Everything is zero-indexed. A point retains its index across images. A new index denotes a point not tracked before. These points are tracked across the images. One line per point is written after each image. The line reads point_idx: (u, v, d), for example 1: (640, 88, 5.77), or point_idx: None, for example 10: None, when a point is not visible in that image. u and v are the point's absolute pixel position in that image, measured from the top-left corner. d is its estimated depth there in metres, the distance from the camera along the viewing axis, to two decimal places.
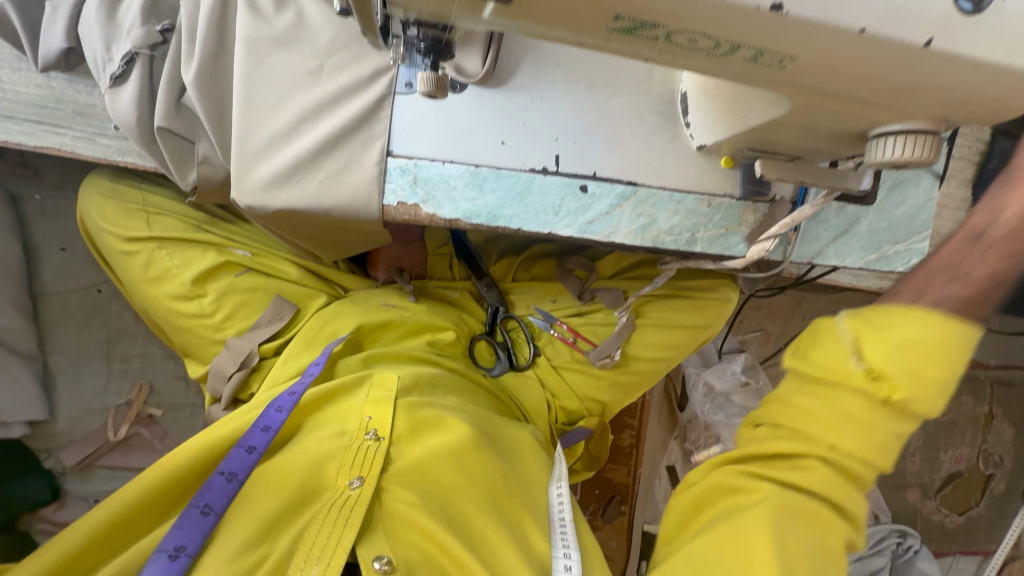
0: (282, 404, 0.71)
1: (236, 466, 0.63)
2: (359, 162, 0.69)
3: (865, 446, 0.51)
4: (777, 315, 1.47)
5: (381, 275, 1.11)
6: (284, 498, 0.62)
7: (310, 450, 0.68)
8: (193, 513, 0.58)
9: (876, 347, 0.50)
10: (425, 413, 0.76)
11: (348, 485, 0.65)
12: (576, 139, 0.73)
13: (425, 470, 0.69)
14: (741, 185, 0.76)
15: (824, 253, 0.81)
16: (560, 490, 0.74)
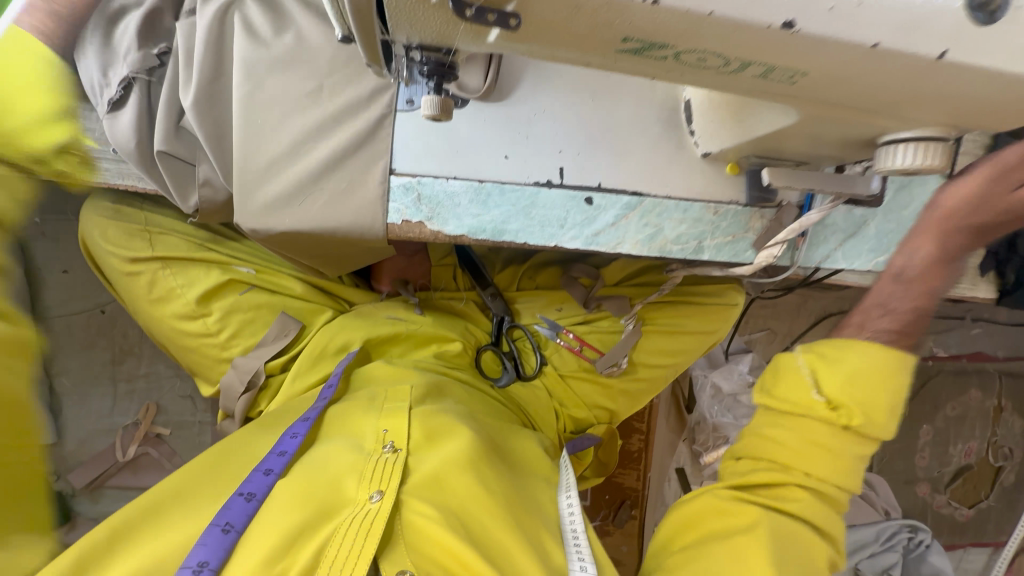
0: (297, 430, 0.74)
1: (254, 488, 0.63)
2: (363, 181, 0.69)
3: (834, 469, 0.59)
4: (782, 314, 1.47)
5: (386, 288, 1.11)
6: (305, 510, 0.61)
7: (331, 464, 0.68)
8: (214, 532, 0.57)
9: (832, 378, 0.58)
10: (438, 423, 0.77)
11: (368, 498, 0.63)
12: (580, 150, 0.72)
13: (443, 482, 0.67)
14: (747, 192, 0.76)
15: (831, 257, 0.81)
16: (571, 501, 0.73)
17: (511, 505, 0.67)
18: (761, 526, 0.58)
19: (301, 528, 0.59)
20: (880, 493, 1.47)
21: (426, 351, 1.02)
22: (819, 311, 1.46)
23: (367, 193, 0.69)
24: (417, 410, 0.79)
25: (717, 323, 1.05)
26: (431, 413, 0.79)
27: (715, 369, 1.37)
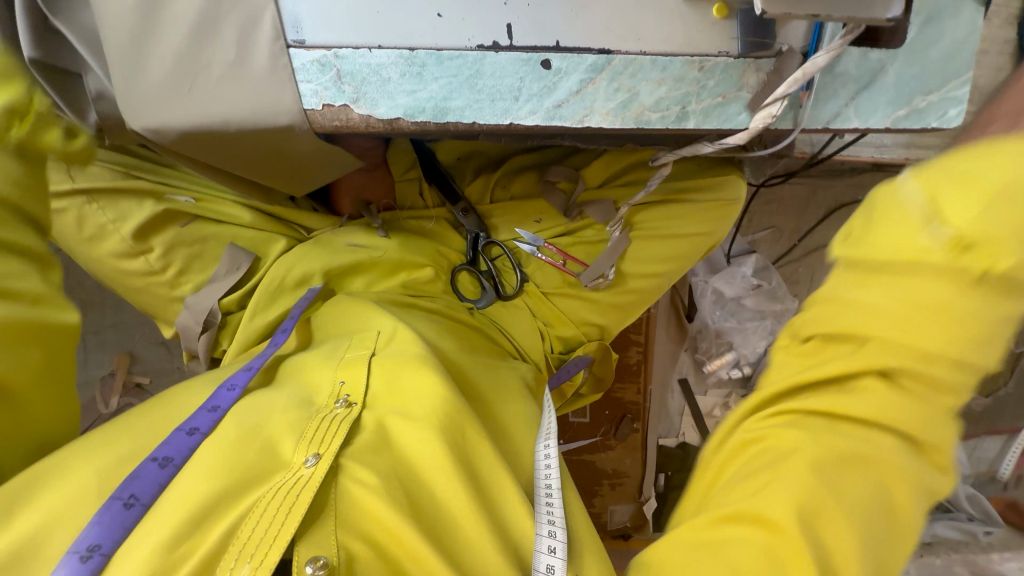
0: (234, 382, 0.67)
1: (171, 451, 0.56)
2: (250, 51, 0.57)
3: (933, 342, 0.43)
4: (789, 208, 1.35)
5: (347, 211, 1.01)
6: (228, 479, 0.54)
7: (271, 420, 0.62)
8: (113, 506, 0.50)
9: (962, 206, 0.42)
10: (402, 371, 0.72)
11: (303, 462, 0.58)
12: (530, 0, 0.59)
13: (394, 438, 0.64)
14: (738, 39, 0.63)
15: (842, 114, 0.69)
16: (549, 450, 0.69)
17: (470, 463, 0.63)
18: (819, 458, 0.44)
19: (218, 500, 0.52)
20: None
21: (394, 282, 0.94)
22: (831, 203, 1.32)
23: (266, 91, 0.59)
24: (380, 356, 0.75)
25: (717, 222, 0.97)
26: (393, 355, 0.74)
27: (716, 274, 1.30)
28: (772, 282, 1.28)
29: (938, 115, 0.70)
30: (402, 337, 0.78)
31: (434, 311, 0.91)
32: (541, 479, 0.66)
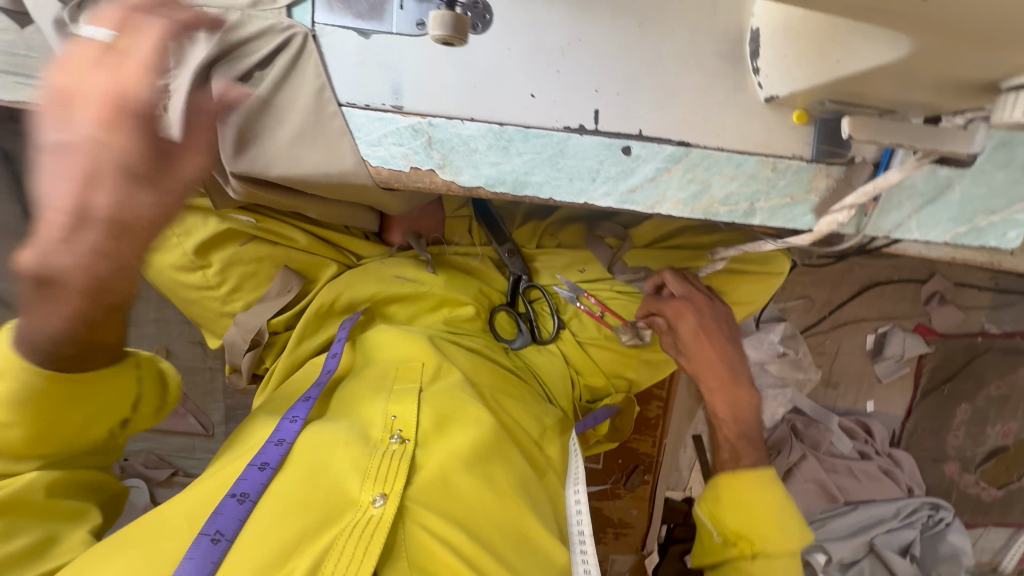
0: (297, 414, 0.73)
1: (247, 487, 0.64)
2: (320, 132, 0.61)
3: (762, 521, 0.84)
4: (824, 282, 1.37)
5: (396, 241, 1.01)
6: (308, 518, 0.62)
7: (334, 458, 0.68)
8: (204, 542, 0.58)
9: (726, 496, 0.88)
10: (446, 408, 0.77)
11: (371, 502, 0.64)
12: (619, 90, 0.61)
13: (451, 482, 0.70)
14: (813, 145, 0.64)
15: (904, 225, 0.70)
16: (578, 496, 0.84)
17: (517, 511, 0.72)
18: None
19: (302, 537, 0.61)
20: (904, 469, 1.40)
21: (436, 317, 0.97)
22: (865, 281, 1.37)
23: (338, 176, 0.63)
24: (428, 390, 0.80)
25: (756, 292, 0.98)
26: (439, 394, 0.79)
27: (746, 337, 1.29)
28: (800, 353, 1.33)
29: (996, 235, 0.71)
30: (447, 376, 0.83)
31: (475, 349, 0.93)
32: (574, 525, 0.80)
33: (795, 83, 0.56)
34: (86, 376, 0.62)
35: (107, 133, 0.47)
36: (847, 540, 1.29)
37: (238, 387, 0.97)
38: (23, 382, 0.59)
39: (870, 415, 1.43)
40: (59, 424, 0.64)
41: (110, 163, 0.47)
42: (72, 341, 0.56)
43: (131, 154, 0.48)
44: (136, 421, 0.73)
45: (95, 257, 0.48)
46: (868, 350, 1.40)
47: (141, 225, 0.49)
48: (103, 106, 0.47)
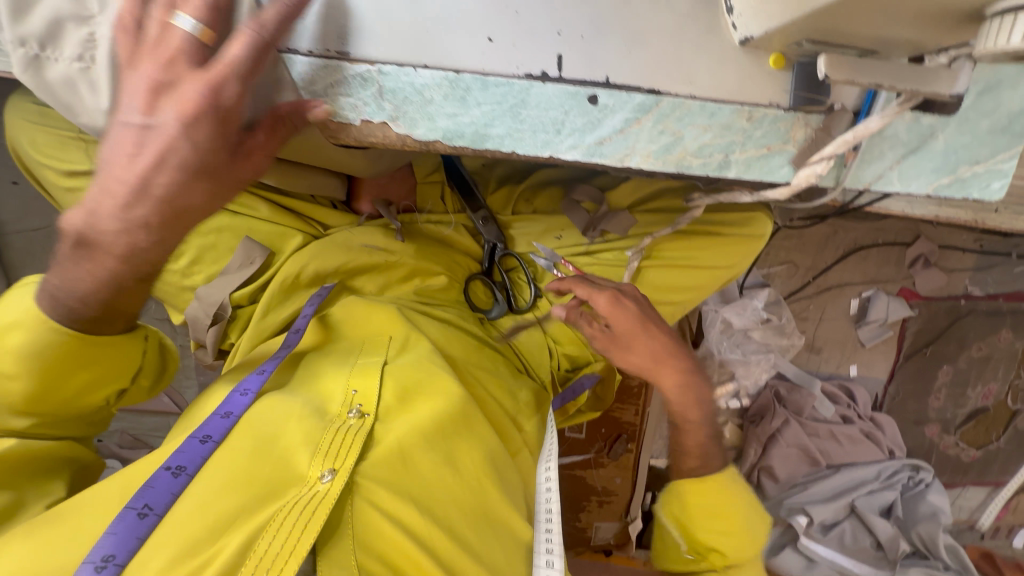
0: (248, 386, 0.70)
1: (184, 460, 0.62)
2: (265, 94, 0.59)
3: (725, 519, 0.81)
4: (808, 246, 1.35)
5: (364, 209, 0.97)
6: (249, 494, 0.60)
7: (286, 430, 0.66)
8: (129, 516, 0.56)
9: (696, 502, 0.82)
10: (411, 382, 0.76)
11: (319, 477, 0.62)
12: (584, 33, 0.57)
13: (409, 458, 0.68)
14: (791, 92, 0.61)
15: (886, 176, 0.67)
16: (550, 475, 0.79)
17: (479, 485, 0.71)
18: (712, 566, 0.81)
19: (240, 513, 0.59)
20: (886, 433, 1.41)
21: (408, 287, 0.94)
22: (850, 245, 1.35)
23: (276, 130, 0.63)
24: (392, 363, 0.78)
25: (740, 256, 0.96)
26: (404, 367, 0.77)
27: (727, 304, 1.28)
28: (783, 319, 1.33)
29: (980, 185, 0.68)
30: (414, 348, 0.81)
31: (445, 321, 0.91)
32: (543, 503, 0.76)
33: (771, 20, 0.52)
34: (103, 343, 0.66)
35: (188, 129, 0.53)
36: (828, 503, 1.30)
37: (205, 364, 0.94)
38: (48, 342, 0.63)
39: (853, 379, 1.44)
40: (64, 384, 0.67)
41: (176, 147, 0.53)
42: (98, 304, 0.61)
43: (202, 144, 0.54)
44: (133, 393, 0.77)
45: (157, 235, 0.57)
46: (852, 315, 1.39)
47: (200, 209, 0.58)
48: (190, 105, 0.52)
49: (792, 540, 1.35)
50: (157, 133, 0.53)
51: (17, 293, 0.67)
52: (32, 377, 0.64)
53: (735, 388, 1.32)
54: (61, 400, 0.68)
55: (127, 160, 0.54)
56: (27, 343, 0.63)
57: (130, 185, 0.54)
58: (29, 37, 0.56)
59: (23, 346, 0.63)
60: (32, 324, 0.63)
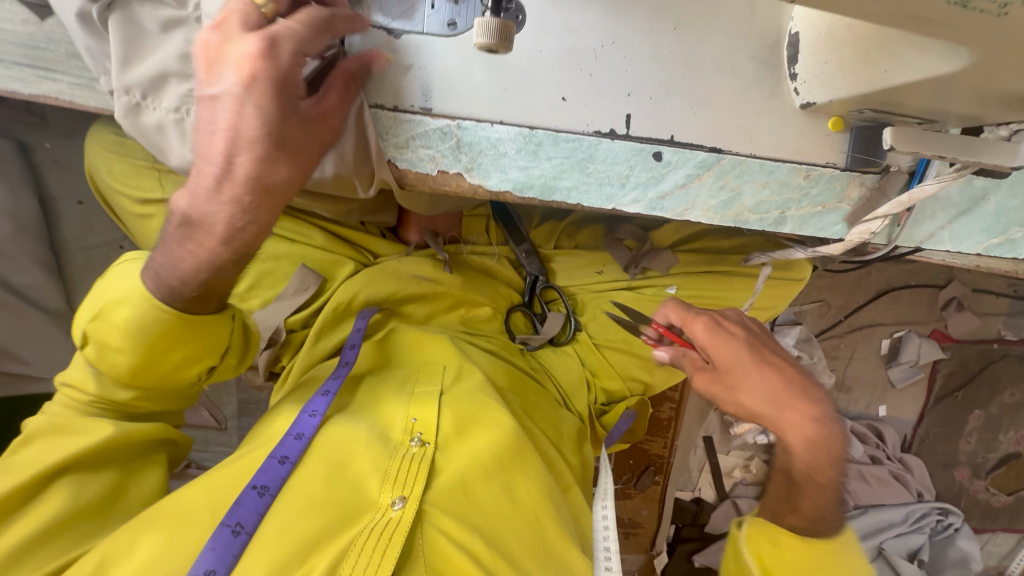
0: (315, 407, 0.71)
1: (267, 480, 0.62)
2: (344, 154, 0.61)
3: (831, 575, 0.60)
4: (841, 285, 1.36)
5: (413, 239, 1.00)
6: (328, 517, 0.61)
7: (355, 457, 0.67)
8: (225, 533, 0.57)
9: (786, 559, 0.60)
10: (467, 412, 0.77)
11: (390, 504, 0.63)
12: (652, 94, 0.60)
13: (471, 490, 0.69)
14: (847, 153, 0.63)
15: (936, 236, 0.69)
16: (605, 512, 0.75)
17: (539, 519, 0.70)
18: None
19: (321, 534, 0.60)
20: (915, 474, 1.40)
21: (453, 316, 0.97)
22: (882, 286, 1.36)
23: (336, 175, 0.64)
24: (448, 393, 0.79)
25: (778, 299, 0.96)
26: (461, 398, 0.79)
27: None
28: (815, 358, 1.32)
29: None
30: (467, 379, 0.83)
31: (492, 351, 0.94)
32: (600, 536, 0.73)
33: (835, 89, 0.55)
34: (198, 321, 0.63)
35: (250, 92, 0.50)
36: None
37: (254, 383, 0.96)
38: (145, 320, 0.61)
39: (883, 420, 1.42)
40: (160, 360, 0.63)
41: (249, 125, 0.52)
42: (199, 282, 0.60)
43: (267, 110, 0.51)
44: (222, 370, 0.72)
45: (259, 216, 0.57)
46: (883, 355, 1.40)
47: (284, 180, 0.55)
48: (246, 65, 0.50)
49: None
50: (214, 106, 0.52)
51: (124, 266, 0.65)
52: (135, 352, 0.62)
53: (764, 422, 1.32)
54: (159, 376, 0.65)
55: (210, 136, 0.53)
56: (133, 321, 0.61)
57: (212, 167, 0.53)
58: (134, 86, 0.60)
59: (127, 320, 0.61)
60: (137, 298, 0.61)
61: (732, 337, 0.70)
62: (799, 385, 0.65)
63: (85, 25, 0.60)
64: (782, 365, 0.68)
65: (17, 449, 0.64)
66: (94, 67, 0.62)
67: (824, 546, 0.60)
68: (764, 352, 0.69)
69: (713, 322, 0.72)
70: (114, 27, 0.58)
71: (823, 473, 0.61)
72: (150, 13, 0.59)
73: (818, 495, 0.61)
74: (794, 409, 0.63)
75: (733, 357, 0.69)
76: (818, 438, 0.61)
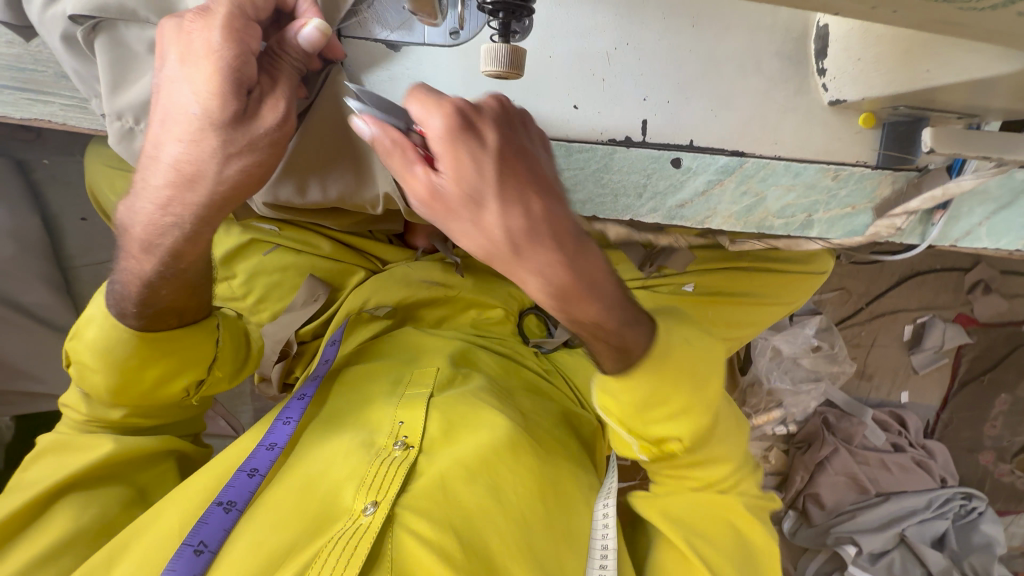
0: (289, 415, 0.68)
1: (235, 495, 0.58)
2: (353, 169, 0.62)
3: (688, 404, 0.57)
4: (862, 272, 1.33)
5: (420, 245, 0.92)
6: (298, 529, 0.54)
7: (333, 467, 0.60)
8: (186, 553, 0.53)
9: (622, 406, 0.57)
10: (460, 411, 0.67)
11: (362, 510, 0.55)
12: (670, 97, 0.57)
13: (451, 490, 0.58)
14: (879, 151, 0.59)
15: (973, 233, 0.65)
16: (607, 510, 0.64)
17: (528, 523, 0.59)
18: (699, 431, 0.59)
19: (289, 550, 0.53)
20: (938, 460, 1.35)
21: (465, 318, 0.91)
22: (907, 270, 1.32)
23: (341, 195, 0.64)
24: (439, 396, 0.70)
25: (796, 294, 0.91)
26: (452, 399, 0.69)
27: (778, 332, 1.29)
28: (836, 347, 1.31)
29: None
30: (466, 383, 0.73)
31: (503, 354, 0.87)
32: (597, 537, 0.62)
33: (868, 87, 0.52)
34: (166, 338, 0.63)
35: (193, 95, 0.48)
36: (878, 533, 1.23)
37: (267, 396, 0.87)
38: (114, 341, 0.61)
39: (905, 406, 1.40)
40: (138, 378, 0.63)
41: (186, 114, 0.49)
42: (162, 294, 0.60)
43: (204, 101, 0.48)
44: (212, 384, 0.70)
45: (195, 221, 0.55)
46: (905, 341, 1.37)
47: (219, 181, 0.51)
48: (202, 60, 0.47)
49: (839, 568, 1.28)
50: (165, 115, 0.50)
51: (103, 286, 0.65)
52: (111, 371, 0.62)
53: (782, 415, 1.31)
54: (141, 394, 0.65)
55: (154, 161, 0.52)
56: (104, 341, 0.61)
57: (152, 162, 0.52)
58: (126, 111, 0.58)
59: (96, 341, 0.62)
60: (103, 321, 0.62)
61: (475, 152, 0.41)
62: (546, 212, 0.43)
63: (69, 47, 0.57)
64: (539, 186, 0.44)
65: (26, 467, 0.65)
66: (85, 90, 0.61)
67: (672, 362, 0.55)
68: (524, 169, 0.43)
69: (463, 145, 0.41)
70: (101, 50, 0.56)
71: (602, 285, 0.49)
72: (137, 33, 0.56)
73: (615, 327, 0.52)
74: (537, 250, 0.44)
75: (476, 186, 0.41)
76: (565, 266, 0.45)
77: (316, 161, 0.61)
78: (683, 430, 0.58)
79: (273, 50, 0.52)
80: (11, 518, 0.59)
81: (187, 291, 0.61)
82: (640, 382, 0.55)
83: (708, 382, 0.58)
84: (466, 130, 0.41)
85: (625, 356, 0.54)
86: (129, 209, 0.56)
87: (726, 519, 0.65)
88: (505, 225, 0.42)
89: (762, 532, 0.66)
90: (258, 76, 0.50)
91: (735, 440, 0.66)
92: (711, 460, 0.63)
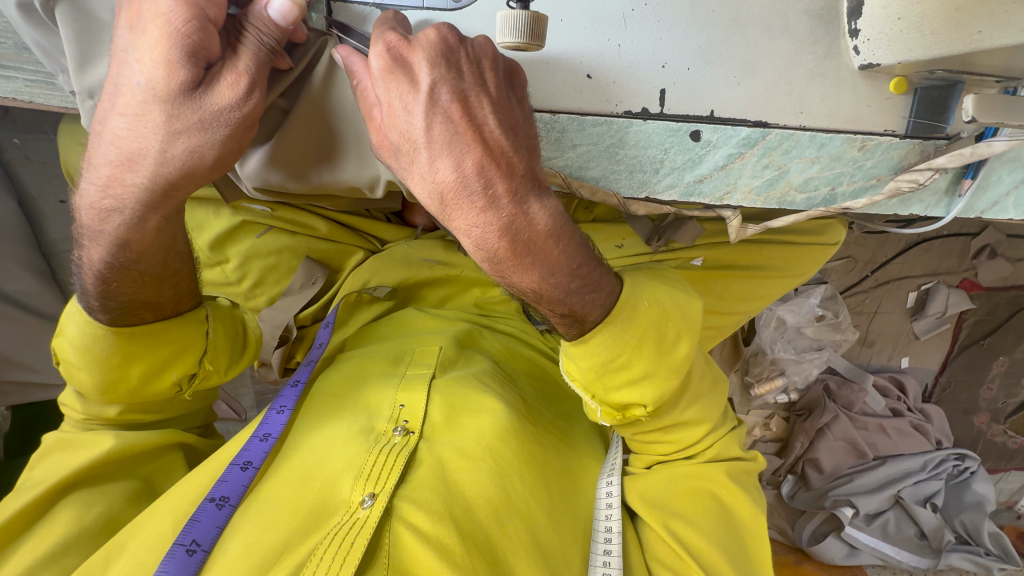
0: (284, 404, 0.65)
1: (228, 490, 0.55)
2: (344, 148, 0.58)
3: (664, 366, 0.56)
4: (869, 240, 1.31)
5: (420, 222, 0.88)
6: (293, 525, 0.51)
7: (332, 457, 0.58)
8: (178, 554, 0.49)
9: (581, 365, 0.55)
10: (460, 395, 0.64)
11: (359, 503, 0.53)
12: (690, 64, 0.53)
13: (452, 480, 0.56)
14: (909, 118, 0.55)
15: (1000, 204, 0.61)
16: (611, 489, 0.65)
17: (529, 513, 0.56)
18: (666, 385, 0.56)
19: (283, 548, 0.50)
20: (935, 423, 1.36)
21: (467, 298, 0.86)
22: (913, 238, 1.30)
23: (329, 173, 0.60)
24: (440, 379, 0.67)
25: (805, 265, 0.87)
26: (454, 381, 0.66)
27: (783, 303, 1.29)
28: (840, 316, 1.30)
29: None
30: (466, 366, 0.70)
31: (507, 334, 0.83)
32: (601, 520, 0.62)
33: (907, 50, 0.48)
34: (147, 332, 0.60)
35: (139, 68, 0.44)
36: (874, 495, 1.25)
37: (268, 380, 0.84)
38: (95, 338, 0.58)
39: (905, 371, 1.42)
40: (125, 376, 0.61)
41: (131, 87, 0.44)
42: (140, 277, 0.56)
43: (155, 75, 0.43)
44: (208, 377, 0.67)
45: (137, 205, 0.50)
46: (909, 307, 1.37)
47: (162, 161, 0.47)
48: (156, 27, 0.42)
49: (835, 529, 1.30)
50: (115, 89, 0.45)
51: None
52: (95, 368, 0.60)
53: (784, 383, 1.32)
54: (129, 392, 0.62)
55: (100, 136, 0.47)
56: (83, 339, 0.59)
57: (97, 138, 0.48)
58: (97, 89, 0.54)
59: (77, 339, 0.59)
60: (77, 320, 0.59)
61: (405, 91, 0.43)
62: (477, 168, 0.44)
63: (26, 16, 0.52)
64: (475, 141, 0.44)
65: (33, 465, 0.64)
66: (49, 63, 0.56)
67: (635, 324, 0.54)
68: (462, 120, 0.43)
69: (396, 92, 0.43)
70: (62, 19, 0.51)
71: (546, 248, 0.47)
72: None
73: (560, 295, 0.50)
74: (462, 207, 0.44)
75: (407, 133, 0.44)
76: (495, 224, 0.45)
77: (312, 147, 0.58)
78: (648, 396, 0.56)
79: (238, 20, 0.46)
80: (14, 519, 0.57)
81: (143, 282, 0.57)
82: (600, 345, 0.53)
83: (675, 346, 0.56)
84: (401, 77, 0.43)
85: (583, 317, 0.52)
86: (77, 192, 0.52)
87: (709, 491, 0.64)
88: (432, 177, 0.44)
89: (749, 504, 0.64)
90: (221, 50, 0.45)
91: (709, 401, 0.66)
92: (682, 423, 0.63)
